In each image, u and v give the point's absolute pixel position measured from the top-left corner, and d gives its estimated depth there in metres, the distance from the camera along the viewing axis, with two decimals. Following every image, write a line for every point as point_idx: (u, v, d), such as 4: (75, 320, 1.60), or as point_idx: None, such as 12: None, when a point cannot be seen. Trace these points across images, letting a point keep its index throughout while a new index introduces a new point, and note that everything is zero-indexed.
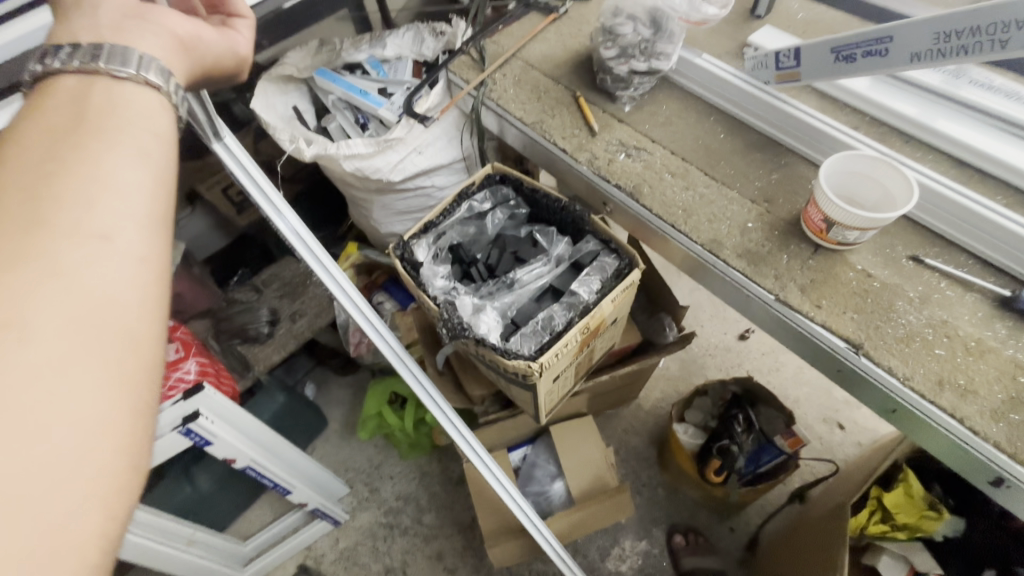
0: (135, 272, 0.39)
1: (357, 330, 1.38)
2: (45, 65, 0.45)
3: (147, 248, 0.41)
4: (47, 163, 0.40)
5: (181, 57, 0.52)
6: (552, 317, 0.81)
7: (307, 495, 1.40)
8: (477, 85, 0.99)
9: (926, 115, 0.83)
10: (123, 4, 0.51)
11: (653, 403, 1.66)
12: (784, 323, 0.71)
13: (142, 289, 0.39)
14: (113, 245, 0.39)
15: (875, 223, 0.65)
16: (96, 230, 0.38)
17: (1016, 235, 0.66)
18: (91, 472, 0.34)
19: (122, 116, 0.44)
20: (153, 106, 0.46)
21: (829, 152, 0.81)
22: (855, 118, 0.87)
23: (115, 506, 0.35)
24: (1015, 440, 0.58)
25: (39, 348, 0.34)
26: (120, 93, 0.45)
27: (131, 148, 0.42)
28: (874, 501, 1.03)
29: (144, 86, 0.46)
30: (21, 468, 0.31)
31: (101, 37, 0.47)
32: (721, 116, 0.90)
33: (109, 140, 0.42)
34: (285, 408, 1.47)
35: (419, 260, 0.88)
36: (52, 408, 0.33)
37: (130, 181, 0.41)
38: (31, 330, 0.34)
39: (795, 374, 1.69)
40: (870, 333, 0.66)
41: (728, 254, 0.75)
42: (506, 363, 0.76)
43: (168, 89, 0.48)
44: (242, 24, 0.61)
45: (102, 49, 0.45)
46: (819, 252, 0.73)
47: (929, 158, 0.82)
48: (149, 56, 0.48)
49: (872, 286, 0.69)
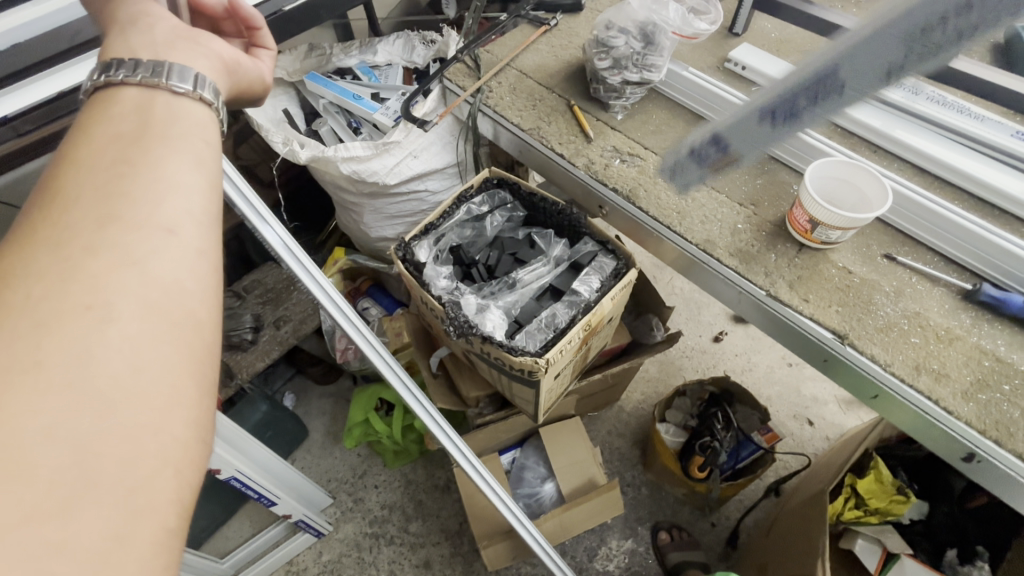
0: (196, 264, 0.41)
1: (344, 336, 1.36)
2: (107, 77, 0.46)
3: (205, 244, 0.43)
4: (116, 160, 0.42)
5: (224, 78, 0.55)
6: (555, 315, 0.84)
7: (291, 506, 1.36)
8: (473, 92, 1.02)
9: (888, 127, 0.91)
10: (174, 27, 0.54)
11: (634, 405, 1.71)
12: (775, 317, 0.76)
13: (202, 280, 0.41)
14: (177, 238, 0.41)
15: (855, 223, 0.71)
16: (162, 224, 0.40)
17: (975, 234, 0.73)
18: (161, 450, 0.35)
19: (176, 124, 0.46)
20: (205, 116, 0.49)
21: (807, 159, 0.87)
22: (829, 129, 0.94)
23: (181, 486, 0.36)
24: (984, 417, 0.64)
25: (121, 332, 0.36)
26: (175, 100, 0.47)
27: (187, 151, 0.44)
28: (848, 488, 1.10)
29: (198, 102, 0.49)
30: (101, 451, 0.33)
31: (157, 53, 0.50)
32: (706, 126, 0.95)
33: (170, 143, 0.44)
34: (267, 417, 1.43)
35: (421, 261, 0.89)
36: (125, 389, 0.35)
37: (190, 181, 0.43)
38: (109, 315, 0.36)
39: (767, 374, 1.77)
40: (853, 323, 0.72)
41: (722, 253, 0.79)
42: (513, 360, 0.78)
43: (216, 105, 0.50)
44: (265, 55, 0.67)
45: (163, 66, 0.48)
46: (803, 251, 0.78)
47: None
48: (203, 75, 0.50)
49: (852, 282, 0.75)
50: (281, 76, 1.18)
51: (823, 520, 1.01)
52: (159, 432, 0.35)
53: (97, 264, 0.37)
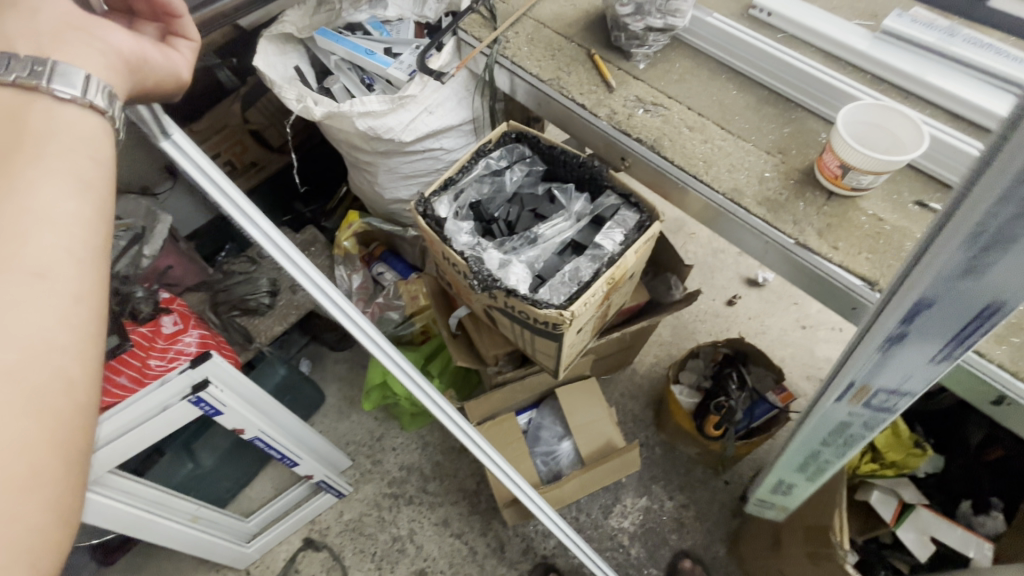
0: (70, 313, 0.44)
1: (361, 300, 1.39)
2: None
3: (80, 286, 0.46)
4: None
5: (119, 72, 0.56)
6: (579, 269, 0.83)
7: (313, 467, 1.39)
8: (490, 43, 0.99)
9: (919, 71, 0.87)
10: (66, 15, 0.55)
11: (648, 367, 1.72)
12: (803, 266, 0.76)
13: (73, 325, 0.44)
14: (47, 282, 0.44)
15: (888, 167, 0.69)
16: (29, 269, 0.43)
17: None
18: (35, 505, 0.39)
19: (50, 145, 0.49)
20: (93, 130, 0.52)
21: (836, 105, 0.84)
22: (859, 74, 0.91)
23: (54, 543, 0.40)
24: (1018, 360, 0.64)
25: None
26: (63, 127, 0.50)
27: (59, 182, 0.47)
28: (865, 443, 1.12)
29: (90, 110, 0.52)
30: None
31: (38, 48, 0.52)
32: (731, 74, 0.92)
33: (41, 179, 0.47)
34: (286, 381, 1.45)
35: (442, 217, 0.88)
36: (1, 450, 0.38)
37: (65, 218, 0.46)
38: None
39: (781, 336, 1.77)
40: (884, 271, 0.71)
41: (749, 202, 0.78)
42: (538, 313, 0.78)
43: (112, 113, 0.54)
44: (187, 45, 0.64)
45: (46, 66, 0.50)
46: (833, 199, 0.77)
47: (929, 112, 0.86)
48: (97, 78, 0.53)
49: (883, 229, 0.74)
50: (291, 32, 1.13)
51: (841, 472, 1.03)
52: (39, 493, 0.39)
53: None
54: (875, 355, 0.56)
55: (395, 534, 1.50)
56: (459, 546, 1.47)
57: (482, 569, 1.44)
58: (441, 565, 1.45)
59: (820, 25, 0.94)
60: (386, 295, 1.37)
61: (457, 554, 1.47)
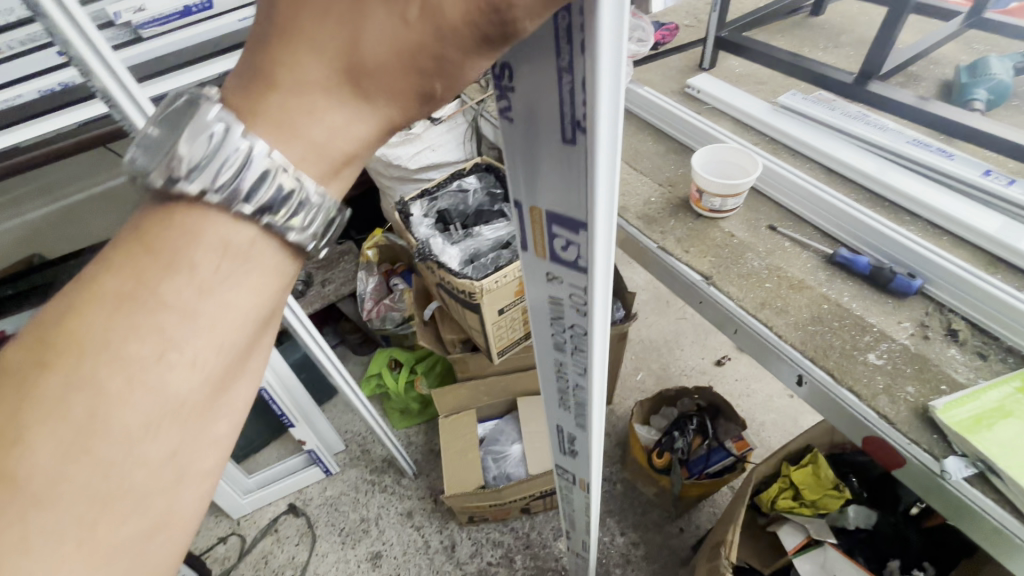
0: (221, 332, 0.33)
1: (371, 297, 1.64)
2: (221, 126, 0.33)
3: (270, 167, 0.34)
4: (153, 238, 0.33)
5: (309, 159, 0.35)
6: (498, 259, 1.09)
7: (307, 433, 1.63)
8: (479, 101, 1.35)
9: (852, 140, 1.02)
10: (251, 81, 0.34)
11: (625, 409, 1.81)
12: (663, 266, 0.92)
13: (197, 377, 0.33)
14: (184, 314, 0.32)
15: (727, 188, 0.89)
16: (175, 297, 0.32)
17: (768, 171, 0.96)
18: None
19: (224, 228, 0.34)
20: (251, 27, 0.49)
21: (727, 160, 0.99)
22: (807, 161, 1.03)
23: (140, 522, 0.32)
24: (807, 342, 0.76)
25: (120, 424, 0.31)
26: (296, 100, 0.33)
27: None
28: (784, 477, 1.15)
29: None
30: None
31: None
32: (653, 134, 1.18)
33: (183, 249, 0.32)
34: (304, 360, 1.74)
35: (412, 213, 1.20)
36: (97, 474, 0.30)
37: (220, 253, 0.33)
38: (124, 389, 0.31)
39: (765, 401, 1.79)
40: (720, 271, 0.87)
41: (631, 217, 0.97)
42: (456, 281, 1.05)
43: (315, 219, 0.35)
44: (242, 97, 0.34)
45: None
46: (699, 219, 0.96)
47: (841, 182, 0.99)
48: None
49: (731, 243, 0.91)
50: None
51: (743, 495, 1.10)
52: (233, 343, 0.34)
53: (141, 266, 0.32)
54: (555, 395, 0.73)
55: (363, 516, 1.66)
56: (415, 537, 1.60)
57: (430, 562, 1.55)
58: (396, 551, 1.58)
59: (781, 124, 1.08)
60: (392, 299, 1.64)
61: (411, 544, 1.59)
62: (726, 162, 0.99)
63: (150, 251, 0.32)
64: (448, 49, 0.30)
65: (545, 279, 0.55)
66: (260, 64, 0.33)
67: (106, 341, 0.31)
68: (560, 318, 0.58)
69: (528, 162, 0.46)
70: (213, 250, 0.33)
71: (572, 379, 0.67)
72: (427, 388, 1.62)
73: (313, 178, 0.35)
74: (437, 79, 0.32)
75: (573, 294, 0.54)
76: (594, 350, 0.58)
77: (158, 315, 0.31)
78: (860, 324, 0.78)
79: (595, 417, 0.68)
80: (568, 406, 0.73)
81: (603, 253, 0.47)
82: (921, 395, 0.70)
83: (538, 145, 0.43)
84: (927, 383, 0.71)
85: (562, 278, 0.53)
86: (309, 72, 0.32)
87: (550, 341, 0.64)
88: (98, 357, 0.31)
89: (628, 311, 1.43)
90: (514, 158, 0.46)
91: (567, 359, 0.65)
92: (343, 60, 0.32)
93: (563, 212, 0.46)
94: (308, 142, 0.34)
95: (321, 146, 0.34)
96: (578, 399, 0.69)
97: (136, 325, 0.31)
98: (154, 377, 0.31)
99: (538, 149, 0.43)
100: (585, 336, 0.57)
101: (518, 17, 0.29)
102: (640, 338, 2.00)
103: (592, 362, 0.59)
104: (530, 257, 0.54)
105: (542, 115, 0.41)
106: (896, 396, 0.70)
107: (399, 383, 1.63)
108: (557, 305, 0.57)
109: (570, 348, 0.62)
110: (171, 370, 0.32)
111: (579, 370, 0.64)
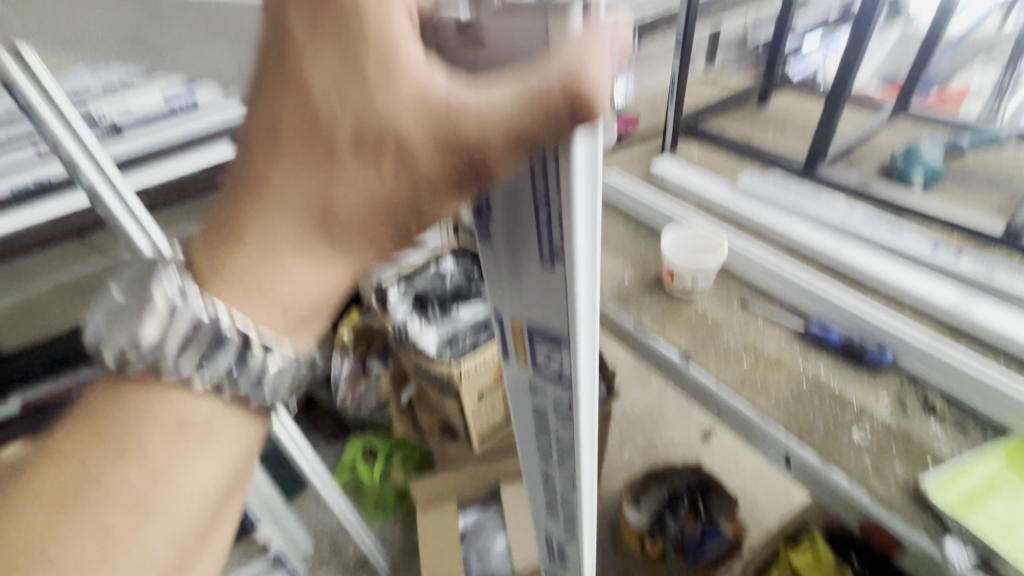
0: (177, 503, 0.42)
1: (346, 382, 1.58)
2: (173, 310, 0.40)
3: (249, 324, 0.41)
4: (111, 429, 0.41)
5: (275, 312, 0.41)
6: (477, 340, 1.09)
7: (272, 535, 1.50)
8: None
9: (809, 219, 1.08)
10: (223, 238, 0.40)
11: (614, 490, 1.74)
12: (641, 345, 0.93)
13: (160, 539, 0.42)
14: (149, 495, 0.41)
15: (697, 268, 0.92)
16: (137, 482, 0.41)
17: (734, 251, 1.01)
18: None
19: (174, 420, 0.42)
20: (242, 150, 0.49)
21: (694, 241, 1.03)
22: (769, 240, 1.08)
23: None
24: (790, 421, 0.76)
25: None
26: (268, 260, 0.39)
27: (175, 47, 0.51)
28: (784, 562, 1.10)
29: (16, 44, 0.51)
30: None
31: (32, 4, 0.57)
32: (623, 216, 1.23)
33: (139, 440, 0.41)
34: (273, 451, 1.64)
35: (389, 297, 1.18)
36: None
37: (172, 442, 0.42)
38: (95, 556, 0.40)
39: (754, 475, 1.74)
40: (697, 349, 0.87)
41: (607, 297, 0.99)
42: (433, 365, 1.05)
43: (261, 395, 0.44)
44: (210, 256, 0.40)
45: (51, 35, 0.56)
46: (672, 298, 0.98)
47: (803, 260, 1.03)
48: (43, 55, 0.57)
49: (705, 320, 0.93)
50: None
51: None
52: (192, 508, 0.43)
53: (105, 452, 0.41)
54: (541, 497, 0.70)
55: None
56: None
57: None
58: None
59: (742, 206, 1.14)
60: (368, 383, 1.58)
61: None
62: (694, 243, 1.03)
63: (104, 441, 0.41)
64: (422, 194, 0.37)
65: (527, 387, 0.55)
66: (232, 228, 0.39)
67: (75, 516, 0.40)
68: (545, 425, 0.57)
69: (506, 277, 0.46)
70: (164, 438, 0.41)
71: (560, 485, 0.64)
72: (404, 478, 1.53)
73: (278, 330, 0.42)
74: (411, 219, 0.39)
75: (557, 403, 0.53)
76: (582, 461, 0.56)
77: (124, 495, 0.41)
78: (840, 399, 0.78)
79: (584, 525, 0.64)
80: (556, 511, 0.69)
81: (585, 366, 0.47)
82: (909, 472, 0.69)
83: (518, 267, 0.44)
84: (913, 459, 0.70)
85: (545, 387, 0.53)
86: (284, 228, 0.38)
87: (536, 445, 0.63)
88: (71, 531, 0.39)
89: (610, 387, 1.42)
90: (496, 278, 0.47)
91: (553, 465, 0.63)
92: (318, 219, 0.38)
93: (543, 327, 0.46)
94: (278, 296, 0.40)
95: (290, 300, 0.41)
96: (567, 505, 0.66)
97: (104, 503, 0.40)
98: (127, 544, 0.41)
99: (517, 271, 0.44)
100: (571, 446, 0.55)
101: (490, 163, 0.35)
102: (624, 413, 1.97)
103: (580, 472, 0.57)
104: (513, 366, 0.54)
105: (520, 237, 0.42)
106: (885, 475, 0.69)
107: (375, 473, 1.54)
108: (542, 412, 0.56)
109: (556, 455, 0.60)
110: (135, 537, 0.41)
111: (566, 477, 0.61)
